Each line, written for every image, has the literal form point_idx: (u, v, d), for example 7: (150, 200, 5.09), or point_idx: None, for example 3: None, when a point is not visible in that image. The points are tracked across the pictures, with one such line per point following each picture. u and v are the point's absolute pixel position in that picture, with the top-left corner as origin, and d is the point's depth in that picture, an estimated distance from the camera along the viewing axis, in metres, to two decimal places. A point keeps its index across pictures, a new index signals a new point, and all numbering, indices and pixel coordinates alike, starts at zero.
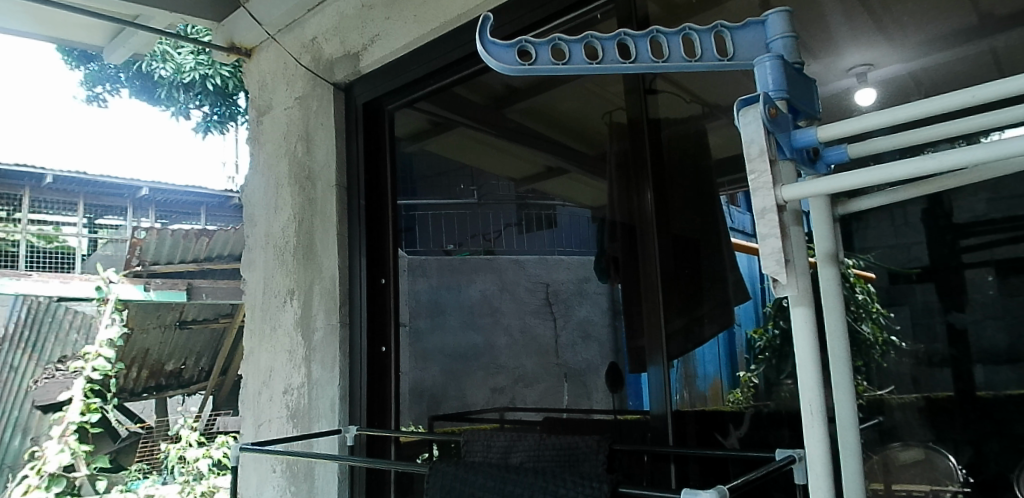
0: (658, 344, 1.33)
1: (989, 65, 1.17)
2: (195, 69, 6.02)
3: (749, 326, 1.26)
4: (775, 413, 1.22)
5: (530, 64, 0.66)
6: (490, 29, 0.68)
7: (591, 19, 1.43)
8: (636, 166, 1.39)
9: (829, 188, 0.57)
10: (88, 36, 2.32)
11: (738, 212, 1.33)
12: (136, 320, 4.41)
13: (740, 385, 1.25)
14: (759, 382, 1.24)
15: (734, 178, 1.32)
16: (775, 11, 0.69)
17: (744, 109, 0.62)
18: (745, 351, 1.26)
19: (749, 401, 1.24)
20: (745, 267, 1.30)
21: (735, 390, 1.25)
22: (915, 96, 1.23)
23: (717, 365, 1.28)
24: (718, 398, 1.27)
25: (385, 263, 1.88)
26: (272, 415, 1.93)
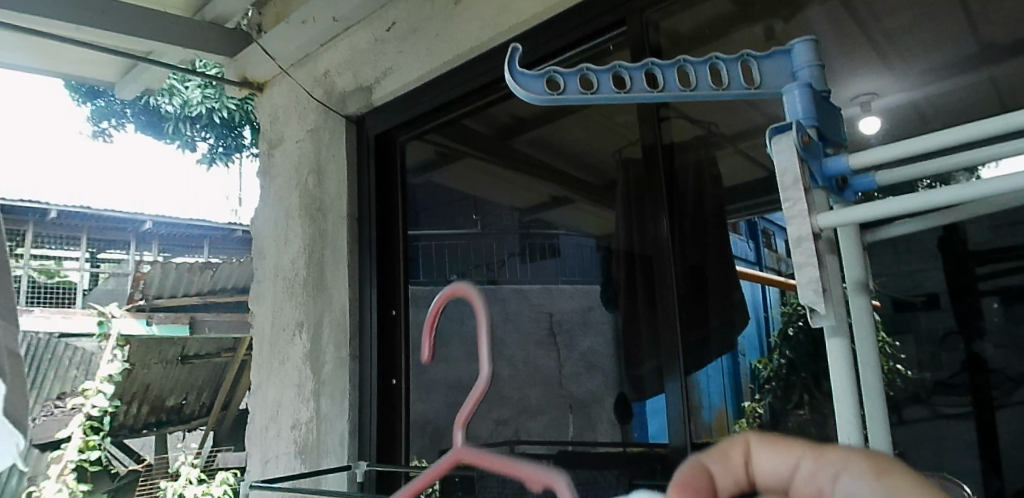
0: (674, 358, 1.23)
1: None
2: (202, 102, 6.06)
3: (753, 357, 1.29)
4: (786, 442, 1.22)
5: (558, 93, 0.66)
6: (520, 58, 0.68)
7: (604, 50, 1.44)
8: (651, 191, 1.32)
9: (863, 217, 0.57)
10: (99, 71, 2.35)
11: (738, 239, 1.35)
12: (138, 356, 4.34)
13: (746, 415, 1.26)
14: (764, 413, 1.25)
15: (747, 204, 1.38)
16: (800, 40, 0.69)
17: (777, 138, 0.61)
18: (750, 381, 1.27)
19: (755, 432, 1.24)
20: (749, 293, 1.32)
21: (742, 421, 1.25)
22: None
23: (722, 395, 1.26)
24: (724, 429, 1.24)
25: (394, 294, 1.85)
26: (280, 451, 1.90)
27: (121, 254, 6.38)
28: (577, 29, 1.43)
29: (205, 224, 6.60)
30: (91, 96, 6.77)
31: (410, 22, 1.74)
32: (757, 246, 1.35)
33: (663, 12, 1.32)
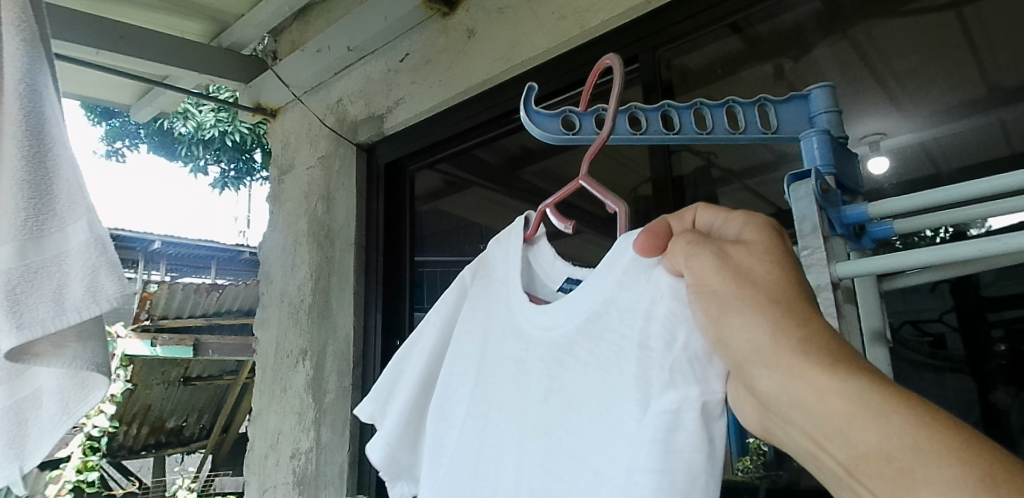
0: None
1: (999, 138, 1.17)
2: (216, 125, 6.09)
3: None
4: (790, 485, 1.15)
5: (574, 134, 0.67)
6: (535, 98, 0.69)
7: (615, 86, 1.46)
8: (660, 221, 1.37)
9: (886, 266, 0.57)
10: (115, 93, 2.38)
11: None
12: (142, 375, 4.21)
13: (750, 453, 1.19)
14: (769, 451, 1.18)
15: None
16: (817, 86, 0.69)
17: (795, 183, 0.63)
18: None
19: (759, 472, 1.19)
20: None
21: (745, 459, 1.20)
22: (929, 169, 1.22)
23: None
24: (728, 467, 1.20)
25: (399, 324, 1.83)
26: (278, 480, 1.87)
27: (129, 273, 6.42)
28: (588, 65, 1.44)
29: (213, 245, 6.64)
30: (109, 116, 7.00)
31: (423, 53, 1.76)
32: None
33: (675, 50, 1.36)
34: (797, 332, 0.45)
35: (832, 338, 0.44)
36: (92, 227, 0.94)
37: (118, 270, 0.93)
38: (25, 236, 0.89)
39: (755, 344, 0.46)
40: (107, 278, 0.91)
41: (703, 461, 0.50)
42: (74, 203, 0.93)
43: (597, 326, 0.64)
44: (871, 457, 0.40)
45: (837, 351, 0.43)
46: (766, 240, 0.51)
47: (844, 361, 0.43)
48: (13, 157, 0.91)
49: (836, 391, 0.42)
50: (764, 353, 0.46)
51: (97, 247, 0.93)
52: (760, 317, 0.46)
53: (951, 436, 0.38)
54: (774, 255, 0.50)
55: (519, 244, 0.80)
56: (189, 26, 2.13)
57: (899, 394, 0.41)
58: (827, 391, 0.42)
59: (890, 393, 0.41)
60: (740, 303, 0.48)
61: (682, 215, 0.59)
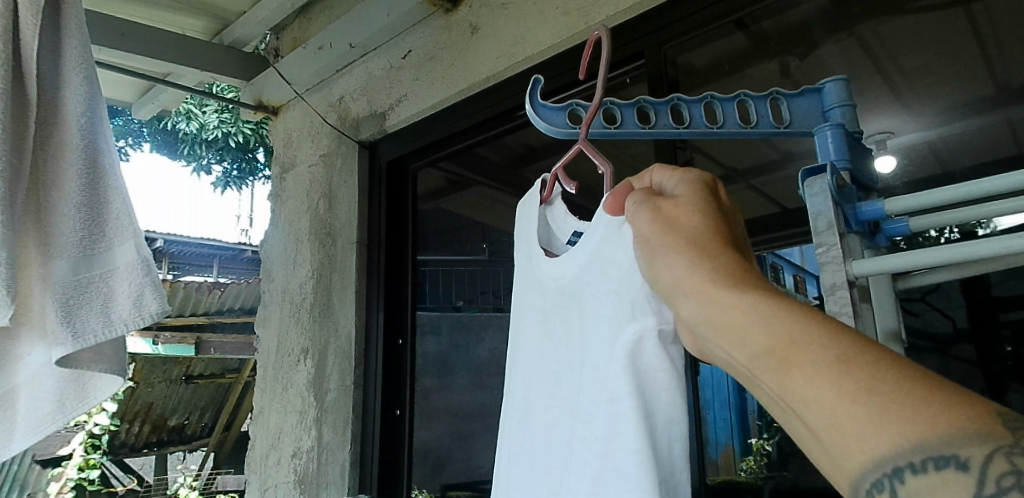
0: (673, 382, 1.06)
1: (1009, 136, 1.16)
2: (217, 126, 6.20)
3: None
4: (794, 486, 1.13)
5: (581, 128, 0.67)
6: (541, 92, 0.68)
7: (620, 83, 1.45)
8: None
9: (903, 264, 0.56)
10: (118, 91, 2.38)
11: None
12: (144, 373, 4.22)
13: (753, 453, 1.19)
14: (773, 451, 1.17)
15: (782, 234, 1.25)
16: (830, 79, 0.69)
17: (810, 179, 0.62)
18: (757, 418, 1.20)
19: (764, 472, 1.17)
20: None
21: (749, 458, 1.19)
22: (937, 168, 1.21)
23: (728, 431, 1.21)
24: (730, 467, 1.20)
25: (402, 323, 1.82)
26: (279, 480, 1.86)
27: None
28: (592, 62, 1.43)
29: (215, 243, 6.64)
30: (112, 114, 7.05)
31: (426, 49, 1.75)
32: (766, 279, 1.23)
33: (680, 47, 1.34)
34: (703, 267, 0.49)
35: (738, 270, 0.49)
36: (139, 249, 1.08)
37: (158, 290, 1.07)
38: (81, 255, 1.05)
39: (675, 285, 0.51)
40: (150, 297, 1.06)
41: (667, 392, 0.57)
42: (122, 228, 1.08)
43: (582, 283, 0.69)
44: (766, 370, 0.44)
45: (739, 278, 0.48)
46: (691, 192, 0.55)
47: (746, 286, 0.47)
48: (75, 188, 1.07)
49: (731, 313, 0.46)
50: (682, 292, 0.50)
51: (144, 269, 1.07)
52: (678, 260, 0.51)
53: (833, 339, 0.42)
54: (696, 204, 0.54)
55: (537, 206, 0.81)
56: (191, 23, 2.12)
57: (791, 309, 0.44)
58: (729, 316, 0.46)
59: (783, 311, 0.44)
60: (662, 249, 0.53)
61: (642, 177, 0.63)
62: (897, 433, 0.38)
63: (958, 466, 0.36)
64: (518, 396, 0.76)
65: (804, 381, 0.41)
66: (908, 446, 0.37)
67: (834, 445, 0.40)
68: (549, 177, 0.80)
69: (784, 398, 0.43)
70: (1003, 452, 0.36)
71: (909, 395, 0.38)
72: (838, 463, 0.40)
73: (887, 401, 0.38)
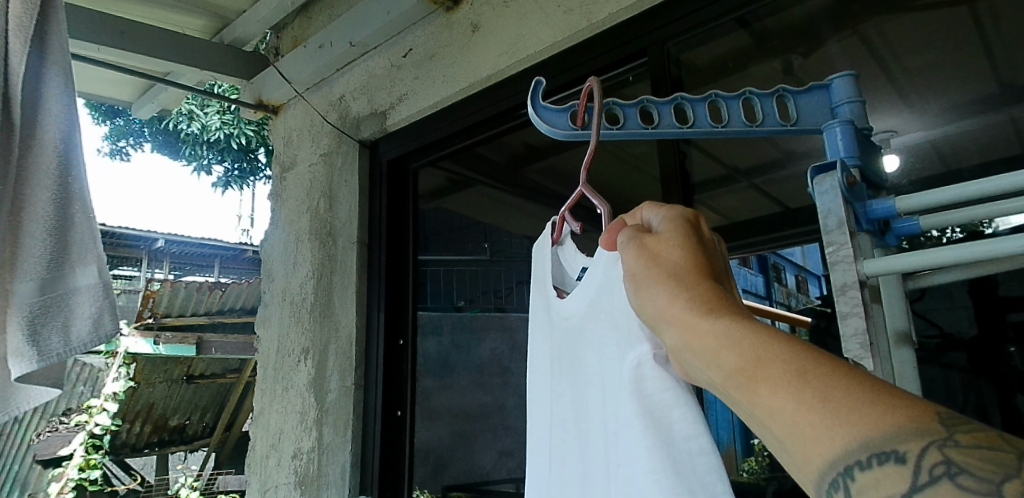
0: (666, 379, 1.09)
1: None
2: (222, 128, 6.12)
3: None
4: (798, 487, 1.13)
5: (584, 128, 0.66)
6: (543, 94, 0.69)
7: (624, 81, 1.43)
8: None
9: (915, 264, 0.55)
10: (117, 90, 2.37)
11: (750, 274, 1.24)
12: (144, 374, 4.24)
13: (755, 453, 1.17)
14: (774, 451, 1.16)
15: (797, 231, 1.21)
16: (839, 75, 0.67)
17: (819, 176, 0.61)
18: None
19: (765, 473, 1.16)
20: None
21: (750, 459, 1.17)
22: None
23: (730, 431, 1.20)
24: (732, 468, 1.19)
25: (403, 324, 1.80)
26: (280, 481, 1.85)
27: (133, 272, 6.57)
28: (595, 60, 1.42)
29: (216, 243, 6.64)
30: (112, 115, 7.09)
31: (427, 48, 1.73)
32: (769, 280, 1.24)
33: (683, 45, 1.31)
34: (679, 296, 0.49)
35: (714, 296, 0.49)
36: (100, 273, 1.22)
37: (115, 313, 1.21)
38: (47, 277, 1.15)
39: (656, 314, 0.51)
40: (108, 320, 1.20)
41: (680, 408, 0.54)
42: (86, 252, 1.20)
43: (597, 315, 0.69)
44: (737, 390, 0.44)
45: (714, 305, 0.48)
46: (672, 224, 0.54)
47: (720, 312, 0.47)
48: (43, 208, 1.17)
49: (704, 339, 0.46)
50: (662, 320, 0.50)
51: (103, 292, 1.20)
52: (658, 290, 0.51)
53: (797, 358, 0.42)
54: (676, 235, 0.53)
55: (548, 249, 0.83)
56: (190, 21, 2.11)
57: (760, 332, 0.44)
58: (703, 342, 0.46)
59: (753, 334, 0.44)
60: (643, 280, 0.52)
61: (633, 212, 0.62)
62: (848, 435, 0.39)
63: (898, 461, 0.37)
64: (555, 435, 0.76)
65: (767, 394, 0.42)
66: (859, 446, 0.38)
67: (796, 453, 0.41)
68: (556, 220, 0.81)
69: (753, 415, 0.43)
70: (938, 444, 0.37)
71: (858, 401, 0.39)
72: (803, 474, 0.41)
73: (837, 410, 0.40)
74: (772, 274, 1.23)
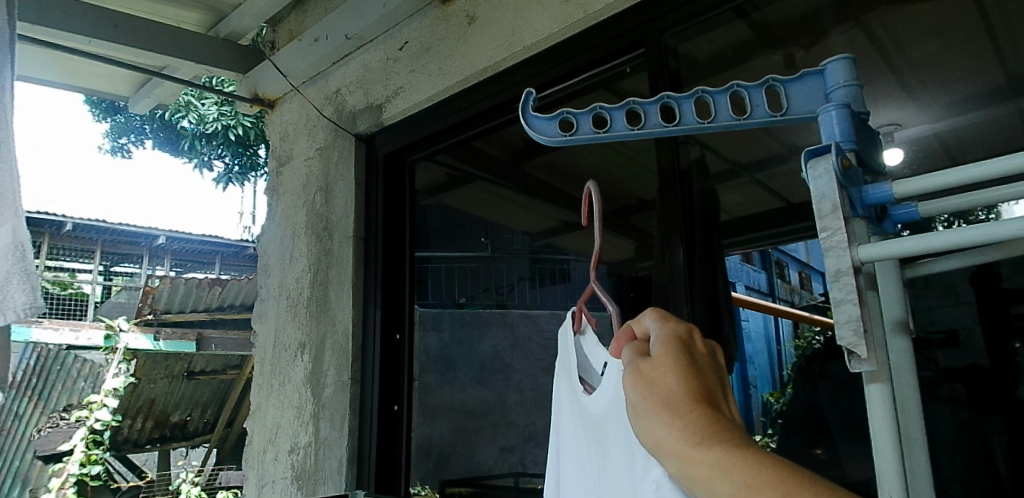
0: None
1: None
2: (218, 119, 6.17)
3: (766, 390, 1.20)
4: None
5: (571, 134, 0.69)
6: (533, 103, 0.71)
7: (620, 72, 1.42)
8: (680, 218, 1.27)
9: (910, 248, 0.54)
10: (114, 85, 2.36)
11: (753, 271, 1.25)
12: (145, 370, 4.27)
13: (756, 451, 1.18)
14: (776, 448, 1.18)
15: (802, 227, 1.21)
16: (834, 60, 0.66)
17: (813, 160, 0.60)
18: (762, 414, 1.19)
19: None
20: (760, 325, 1.23)
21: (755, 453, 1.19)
22: None
23: None
24: None
25: (400, 317, 1.81)
26: (277, 475, 1.85)
27: (134, 268, 6.68)
28: (591, 52, 1.40)
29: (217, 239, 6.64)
30: (114, 111, 7.10)
31: (424, 40, 1.72)
32: (772, 277, 1.24)
33: (679, 36, 1.30)
34: (674, 423, 0.46)
35: (709, 419, 0.45)
36: (15, 234, 1.10)
37: (29, 281, 1.09)
38: None
39: (654, 445, 0.46)
40: (16, 289, 1.07)
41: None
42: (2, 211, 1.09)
43: (615, 418, 0.68)
44: None
45: (710, 429, 0.44)
46: (666, 348, 0.51)
47: (716, 441, 0.43)
48: None
49: (700, 471, 0.43)
50: (661, 450, 0.46)
51: (15, 256, 1.09)
52: (655, 421, 0.47)
53: (790, 484, 0.40)
54: (671, 359, 0.50)
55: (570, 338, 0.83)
56: (187, 15, 2.10)
57: (753, 458, 0.42)
58: (705, 477, 0.43)
59: (755, 466, 0.41)
60: (637, 406, 0.49)
61: (640, 320, 0.60)
62: None
63: None
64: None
65: None
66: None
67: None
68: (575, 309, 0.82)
69: None
70: None
71: None
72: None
73: None
74: (774, 270, 1.24)
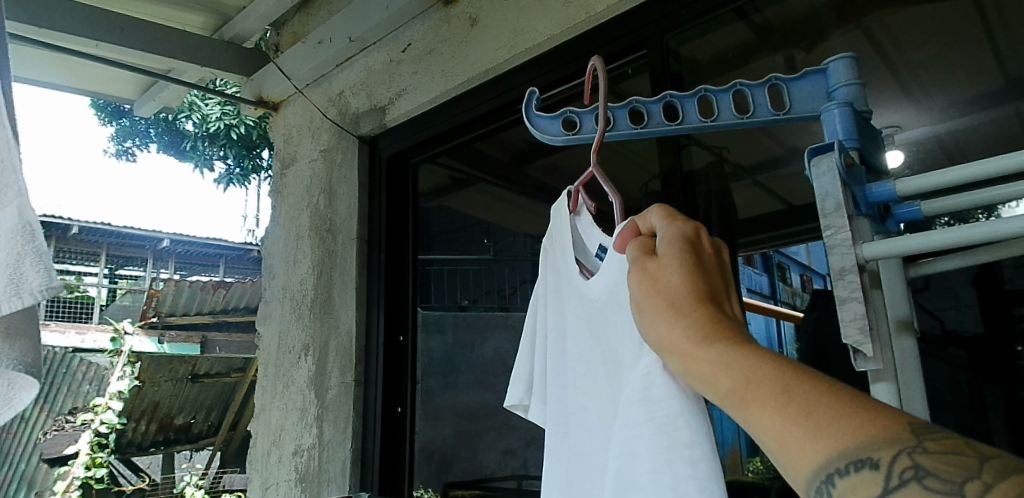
0: None
1: None
2: (220, 119, 6.19)
3: None
4: None
5: (574, 133, 0.70)
6: (536, 103, 0.73)
7: (623, 74, 1.43)
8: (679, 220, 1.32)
9: (912, 247, 0.54)
10: (120, 88, 2.38)
11: (754, 273, 1.25)
12: (149, 372, 4.29)
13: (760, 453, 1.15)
14: None
15: (803, 229, 1.20)
16: (836, 59, 0.66)
17: (816, 158, 0.60)
18: None
19: (769, 472, 1.14)
20: (762, 329, 1.23)
21: (756, 459, 1.16)
22: None
23: (735, 430, 1.18)
24: (738, 468, 1.17)
25: (403, 320, 1.80)
26: (281, 478, 1.85)
27: (139, 271, 6.75)
28: (594, 54, 1.41)
29: (221, 242, 6.65)
30: (118, 115, 7.19)
31: (426, 42, 1.73)
32: (773, 279, 1.24)
33: (681, 37, 1.32)
34: (677, 321, 0.52)
35: (710, 319, 0.51)
36: (22, 213, 0.89)
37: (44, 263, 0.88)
38: None
39: (659, 341, 0.53)
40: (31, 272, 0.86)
41: (675, 398, 0.58)
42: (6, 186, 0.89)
43: (615, 306, 0.74)
44: (732, 410, 0.47)
45: (711, 329, 0.50)
46: (672, 250, 0.57)
47: (715, 338, 0.50)
48: None
49: (700, 364, 0.49)
50: (664, 347, 0.53)
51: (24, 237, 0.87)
52: (660, 320, 0.53)
53: (784, 375, 0.45)
54: (677, 263, 0.56)
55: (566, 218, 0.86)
56: (193, 19, 2.12)
57: (749, 352, 0.48)
58: (705, 370, 0.49)
59: (751, 358, 0.47)
60: (644, 306, 0.55)
61: (645, 217, 0.66)
62: (830, 445, 0.42)
63: (872, 467, 0.41)
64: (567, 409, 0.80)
65: (760, 415, 0.45)
66: (837, 456, 0.42)
67: (790, 468, 0.44)
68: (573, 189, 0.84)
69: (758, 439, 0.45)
70: (909, 451, 0.41)
71: (833, 410, 0.43)
72: (799, 484, 0.44)
73: (823, 424, 0.43)
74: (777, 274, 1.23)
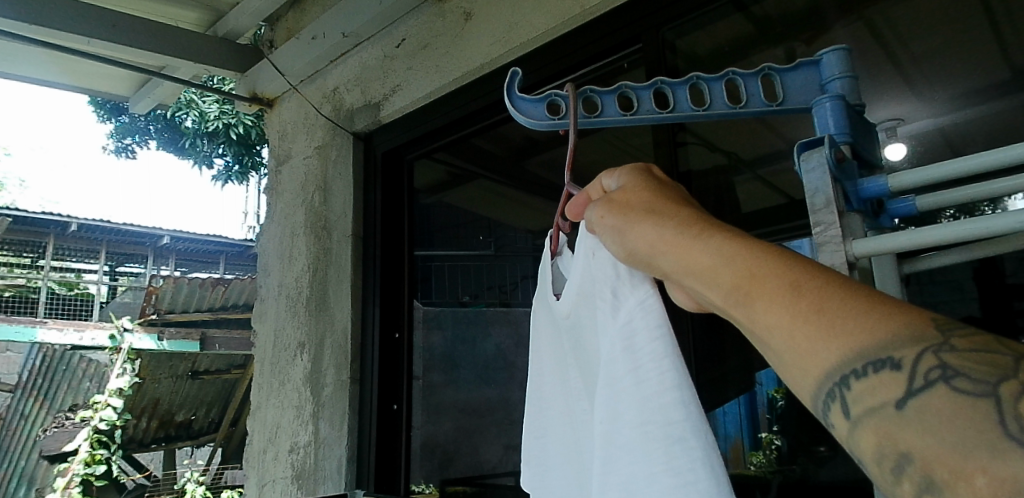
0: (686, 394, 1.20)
1: None
2: (220, 116, 6.19)
3: (772, 386, 1.14)
4: (803, 479, 1.09)
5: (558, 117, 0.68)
6: (519, 84, 0.70)
7: (619, 68, 1.41)
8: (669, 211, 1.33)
9: (904, 245, 0.53)
10: (115, 85, 2.37)
11: None
12: (149, 370, 4.32)
13: (763, 447, 1.14)
14: (782, 445, 1.12)
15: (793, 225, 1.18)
16: (830, 50, 0.65)
17: (806, 152, 0.59)
18: (768, 411, 1.14)
19: (774, 466, 1.12)
20: None
21: (758, 452, 1.14)
22: None
23: (738, 424, 1.17)
24: (740, 461, 1.16)
25: (400, 316, 1.79)
26: (277, 475, 1.85)
27: (138, 268, 6.77)
28: (590, 48, 1.40)
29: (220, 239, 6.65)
30: (116, 112, 7.19)
31: (421, 37, 1.71)
32: None
33: (679, 30, 1.30)
34: (665, 228, 0.52)
35: (697, 219, 0.52)
36: None
37: None
38: None
39: (648, 248, 0.53)
40: None
41: (666, 358, 0.59)
42: None
43: (585, 307, 0.74)
44: (735, 308, 0.46)
45: (700, 232, 0.50)
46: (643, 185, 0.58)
47: (709, 232, 0.50)
48: None
49: (692, 256, 0.49)
50: (655, 254, 0.53)
51: None
52: (649, 233, 0.53)
53: (786, 268, 0.45)
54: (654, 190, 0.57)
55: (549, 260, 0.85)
56: (186, 15, 2.10)
57: (747, 249, 0.47)
58: (699, 264, 0.49)
59: (748, 253, 0.47)
60: (626, 223, 0.56)
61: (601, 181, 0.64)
62: (845, 341, 0.41)
63: (894, 367, 0.40)
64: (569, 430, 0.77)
65: (763, 309, 0.44)
66: (853, 355, 0.41)
67: (801, 371, 0.43)
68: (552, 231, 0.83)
69: (761, 337, 0.45)
70: (935, 351, 0.39)
71: (843, 299, 0.42)
72: (808, 391, 0.44)
73: (835, 318, 0.42)
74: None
